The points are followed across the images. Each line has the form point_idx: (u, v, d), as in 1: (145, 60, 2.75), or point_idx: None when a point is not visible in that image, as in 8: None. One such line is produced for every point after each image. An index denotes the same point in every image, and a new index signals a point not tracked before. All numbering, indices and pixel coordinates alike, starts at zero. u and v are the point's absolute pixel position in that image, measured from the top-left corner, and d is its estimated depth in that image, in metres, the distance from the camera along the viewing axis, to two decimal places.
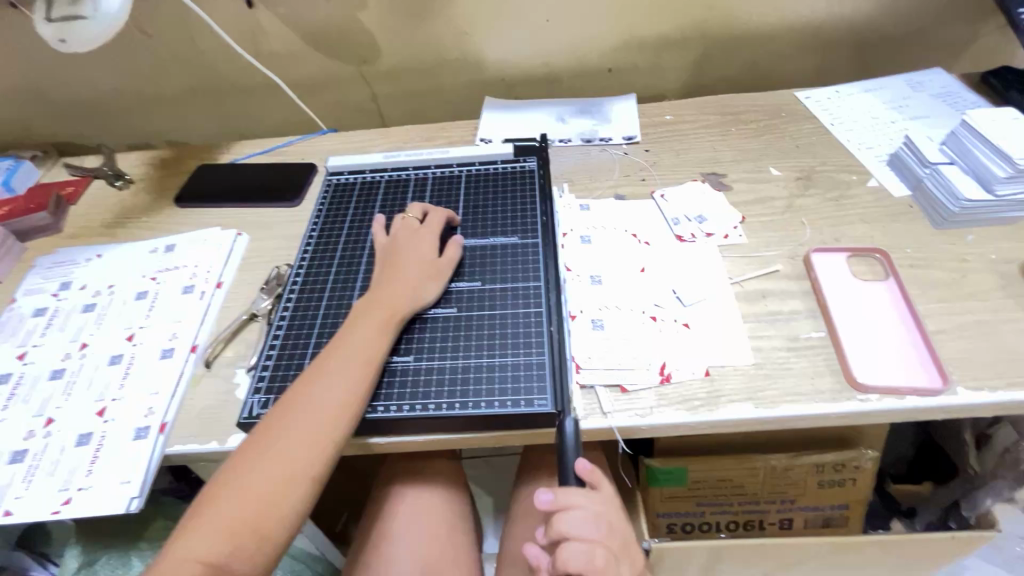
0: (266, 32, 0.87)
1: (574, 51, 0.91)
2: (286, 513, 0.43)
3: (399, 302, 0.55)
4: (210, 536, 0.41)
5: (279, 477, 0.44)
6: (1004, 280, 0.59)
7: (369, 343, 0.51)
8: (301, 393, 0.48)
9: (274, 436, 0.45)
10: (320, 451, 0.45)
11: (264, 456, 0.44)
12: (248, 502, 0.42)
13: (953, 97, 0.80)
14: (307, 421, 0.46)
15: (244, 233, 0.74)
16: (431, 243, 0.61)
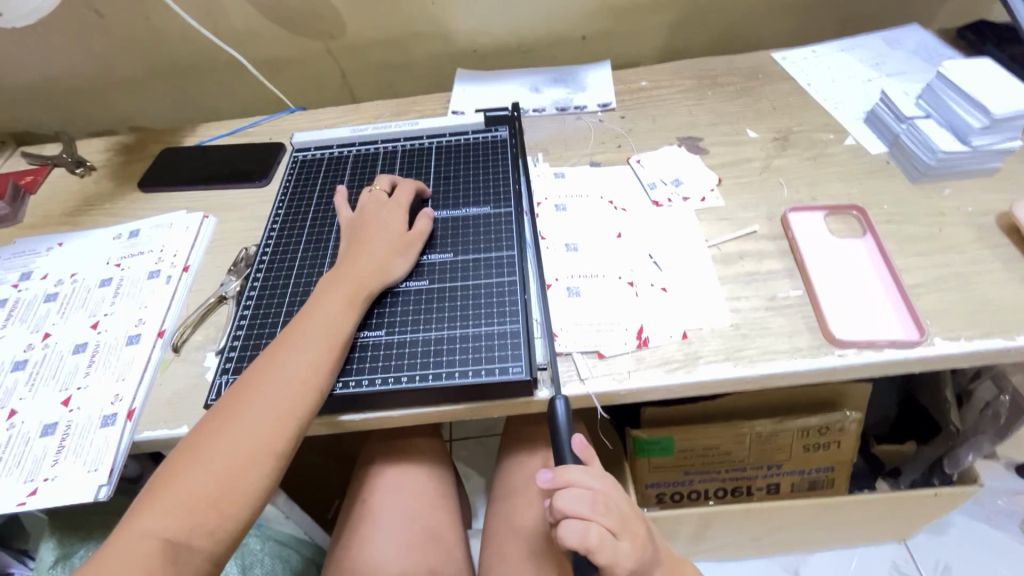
0: (224, 8, 0.84)
1: (546, 18, 0.88)
2: (246, 490, 0.42)
3: (367, 277, 0.54)
4: (166, 514, 0.40)
5: (242, 453, 0.43)
6: (981, 232, 0.58)
7: (336, 319, 0.50)
8: (264, 370, 0.47)
9: (236, 412, 0.45)
10: (285, 428, 0.45)
11: (224, 433, 0.44)
12: (209, 479, 0.42)
13: (929, 53, 0.79)
14: (271, 397, 0.45)
15: (211, 215, 0.71)
16: (400, 216, 0.59)
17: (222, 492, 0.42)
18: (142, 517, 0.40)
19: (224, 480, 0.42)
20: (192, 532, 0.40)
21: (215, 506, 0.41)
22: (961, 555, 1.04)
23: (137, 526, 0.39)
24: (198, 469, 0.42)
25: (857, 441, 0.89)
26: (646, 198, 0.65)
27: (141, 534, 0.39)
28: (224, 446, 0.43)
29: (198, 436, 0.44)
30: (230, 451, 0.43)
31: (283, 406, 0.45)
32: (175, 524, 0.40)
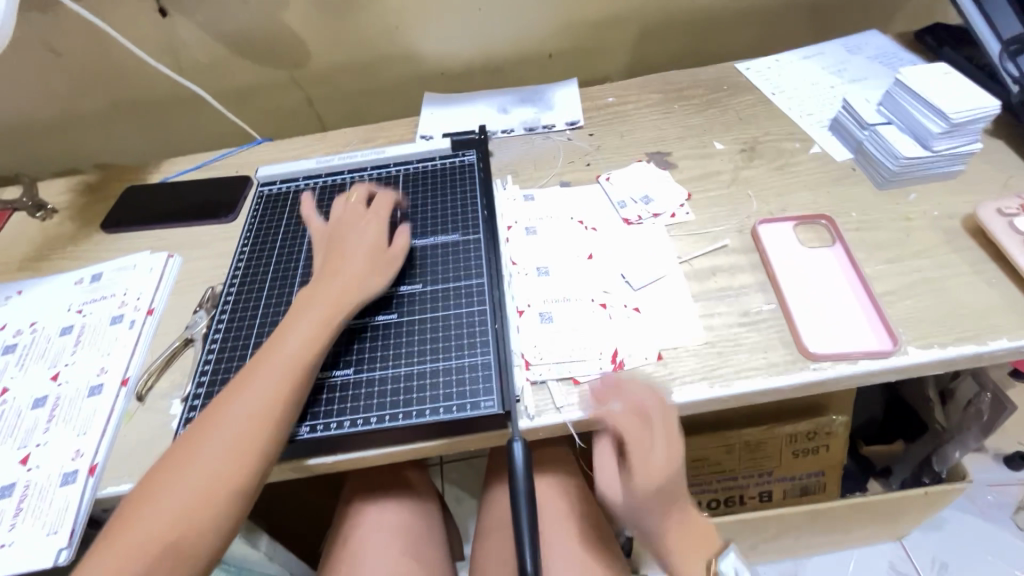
0: (185, 42, 0.83)
1: (511, 38, 0.88)
2: (208, 529, 0.42)
3: (344, 294, 0.52)
4: (121, 561, 0.39)
5: (195, 498, 0.42)
6: (949, 235, 0.59)
7: (306, 345, 0.49)
8: (229, 400, 0.46)
9: (192, 452, 0.44)
10: (240, 468, 0.43)
11: (185, 470, 0.43)
12: (160, 524, 0.41)
13: (889, 58, 0.80)
14: (227, 435, 0.44)
15: (177, 254, 0.70)
16: (382, 229, 0.59)
17: (174, 540, 0.41)
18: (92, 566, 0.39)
19: (177, 526, 0.41)
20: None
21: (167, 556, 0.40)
22: (957, 552, 1.03)
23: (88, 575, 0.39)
24: (148, 514, 0.41)
25: (845, 444, 0.89)
26: (616, 216, 0.65)
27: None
28: (179, 488, 0.42)
29: (152, 479, 0.43)
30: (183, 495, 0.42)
31: (240, 446, 0.44)
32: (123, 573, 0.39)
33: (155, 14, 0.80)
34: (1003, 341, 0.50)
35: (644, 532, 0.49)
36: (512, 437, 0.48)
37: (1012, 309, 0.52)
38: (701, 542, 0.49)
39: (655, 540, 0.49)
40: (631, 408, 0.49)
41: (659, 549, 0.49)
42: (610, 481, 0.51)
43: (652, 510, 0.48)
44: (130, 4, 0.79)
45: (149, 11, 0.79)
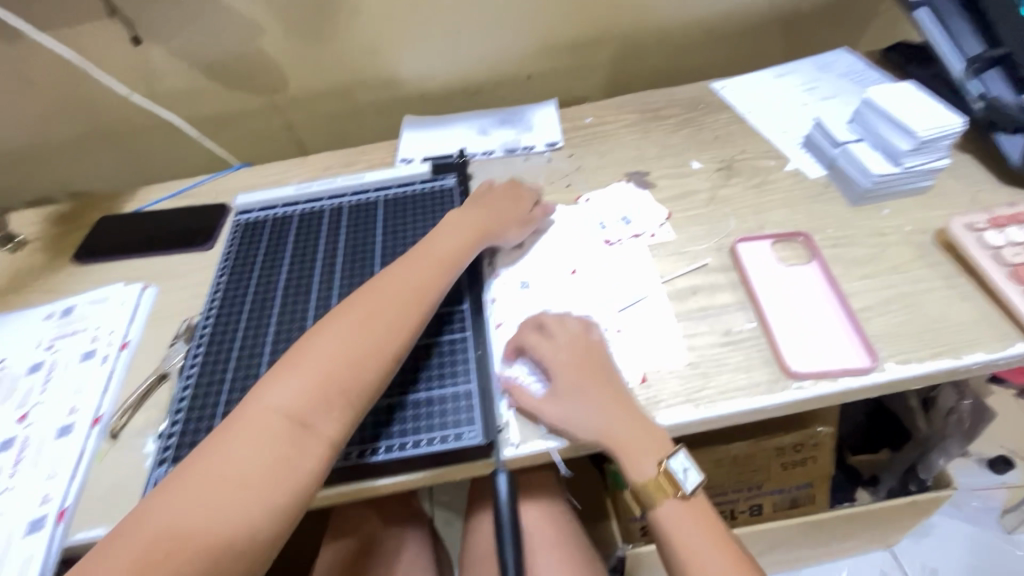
0: (159, 69, 0.82)
1: (489, 61, 0.89)
2: (363, 385, 0.47)
3: (484, 229, 0.61)
4: (292, 394, 0.45)
5: (327, 379, 0.46)
6: (922, 250, 0.60)
7: (452, 258, 0.58)
8: (385, 282, 0.54)
9: (324, 337, 0.48)
10: (369, 361, 0.48)
11: (346, 328, 0.49)
12: (299, 394, 0.45)
13: (859, 75, 0.82)
14: (356, 329, 0.49)
15: (152, 285, 0.68)
16: (523, 207, 0.66)
17: (309, 413, 0.44)
18: (243, 422, 0.43)
19: (313, 399, 0.45)
20: (290, 442, 0.43)
21: (303, 426, 0.44)
22: (946, 557, 1.04)
23: (242, 425, 0.43)
24: (288, 382, 0.45)
25: (832, 455, 0.89)
26: (597, 237, 0.65)
27: (245, 435, 0.43)
28: (312, 366, 0.46)
29: (293, 354, 0.48)
30: (317, 374, 0.46)
31: (368, 342, 0.48)
32: (273, 430, 0.43)
33: (128, 43, 0.78)
34: (979, 355, 0.51)
35: (607, 434, 0.48)
36: (498, 469, 0.48)
37: (987, 322, 0.53)
38: (651, 436, 0.49)
39: (613, 439, 0.48)
40: (565, 323, 0.54)
41: (620, 449, 0.48)
42: (554, 391, 0.50)
43: (604, 407, 0.49)
44: (102, 32, 0.78)
45: (121, 39, 0.78)
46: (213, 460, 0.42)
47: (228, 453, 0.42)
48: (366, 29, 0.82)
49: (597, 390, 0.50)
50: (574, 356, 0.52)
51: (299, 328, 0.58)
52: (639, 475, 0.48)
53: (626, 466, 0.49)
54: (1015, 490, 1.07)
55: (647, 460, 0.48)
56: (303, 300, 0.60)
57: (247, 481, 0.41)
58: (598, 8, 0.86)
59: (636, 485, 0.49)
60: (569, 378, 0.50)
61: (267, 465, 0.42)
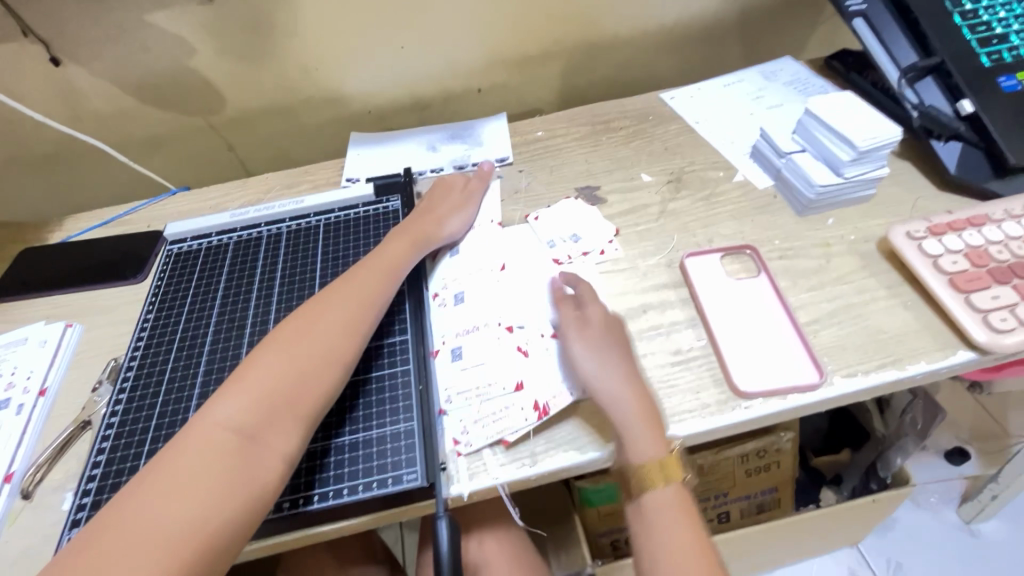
0: (84, 90, 0.78)
1: (437, 75, 0.87)
2: (316, 393, 0.46)
3: (424, 233, 0.62)
4: (244, 404, 0.43)
5: (283, 385, 0.45)
6: (866, 259, 0.60)
7: (400, 259, 0.59)
8: (337, 292, 0.53)
9: (279, 344, 0.47)
10: (327, 364, 0.47)
11: (299, 338, 0.48)
12: (256, 401, 0.43)
13: (803, 84, 0.83)
14: (311, 334, 0.48)
15: (76, 322, 0.64)
16: (462, 180, 0.71)
17: (269, 420, 0.43)
18: (194, 434, 0.41)
19: (273, 404, 0.43)
20: (249, 449, 0.41)
21: (261, 432, 0.42)
22: (910, 551, 1.05)
23: (196, 435, 0.41)
24: (242, 391, 0.44)
25: (795, 459, 0.89)
26: (545, 256, 0.63)
27: (200, 446, 0.40)
28: (268, 371, 0.45)
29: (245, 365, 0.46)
30: (274, 380, 0.45)
31: (325, 347, 0.48)
32: (230, 437, 0.41)
33: (47, 63, 0.74)
34: (921, 365, 0.51)
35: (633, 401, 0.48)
36: (439, 513, 0.46)
37: (929, 331, 0.54)
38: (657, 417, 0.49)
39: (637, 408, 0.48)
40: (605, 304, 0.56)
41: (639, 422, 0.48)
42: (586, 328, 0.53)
43: (625, 363, 0.51)
44: (17, 54, 0.73)
45: (38, 60, 0.73)
46: (168, 472, 0.39)
47: (183, 466, 0.39)
48: (306, 46, 0.79)
49: (620, 339, 0.52)
50: (616, 330, 0.53)
51: (231, 367, 0.54)
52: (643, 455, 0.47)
53: (632, 442, 0.47)
54: None
55: (654, 438, 0.47)
56: (236, 337, 0.57)
57: (206, 492, 0.38)
58: (545, 21, 0.85)
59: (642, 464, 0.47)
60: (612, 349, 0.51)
61: (228, 475, 0.40)
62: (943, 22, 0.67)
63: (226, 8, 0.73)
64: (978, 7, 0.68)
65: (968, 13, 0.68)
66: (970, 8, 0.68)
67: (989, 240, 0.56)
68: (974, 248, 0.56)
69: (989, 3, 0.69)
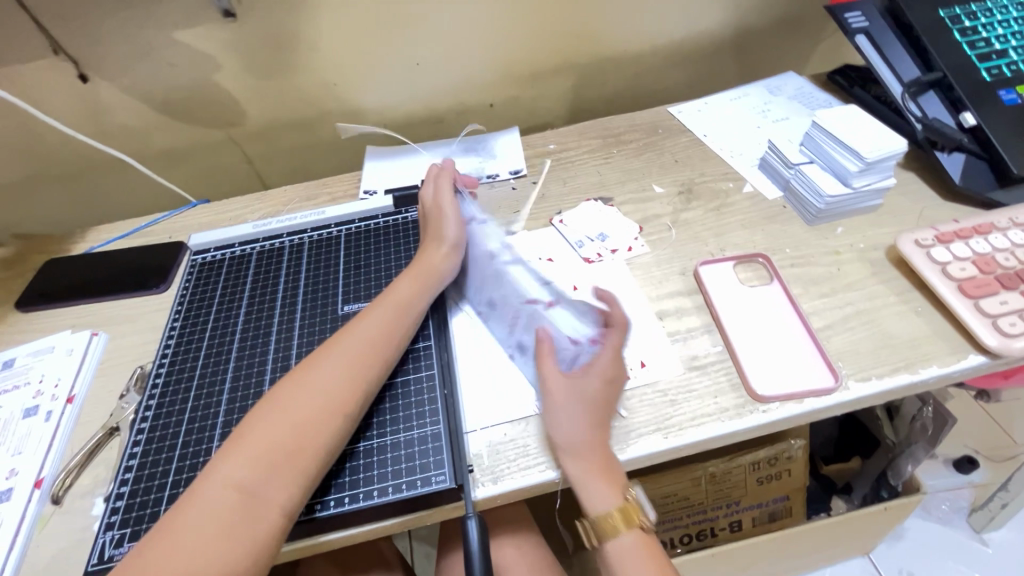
0: (109, 106, 0.80)
1: (450, 91, 0.90)
2: (320, 446, 0.45)
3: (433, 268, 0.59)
4: (245, 464, 0.42)
5: (283, 440, 0.44)
6: (875, 267, 0.62)
7: (412, 296, 0.56)
8: (342, 337, 0.52)
9: (283, 395, 0.47)
10: (331, 415, 0.46)
11: (305, 388, 0.47)
12: (254, 460, 0.43)
13: (808, 98, 0.86)
14: (314, 387, 0.47)
15: (102, 331, 0.65)
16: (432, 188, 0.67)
17: (270, 476, 0.42)
18: (200, 493, 0.41)
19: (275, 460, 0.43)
20: (251, 508, 0.41)
21: (264, 488, 0.42)
22: (922, 561, 1.05)
23: (201, 494, 0.41)
24: (245, 449, 0.43)
25: (806, 466, 0.90)
26: (576, 256, 0.66)
27: (206, 507, 0.40)
28: (272, 428, 0.44)
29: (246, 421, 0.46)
30: (273, 436, 0.44)
31: (327, 399, 0.46)
32: (232, 498, 0.41)
33: (77, 79, 0.76)
34: (933, 368, 0.53)
35: (580, 447, 0.48)
36: (468, 513, 0.46)
37: (940, 336, 0.55)
38: (614, 466, 0.48)
39: (581, 467, 0.47)
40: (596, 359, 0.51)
41: (580, 472, 0.47)
42: (572, 385, 0.50)
43: (593, 423, 0.49)
44: (47, 71, 0.75)
45: (67, 76, 0.76)
46: (177, 531, 0.39)
47: (190, 526, 0.39)
48: (326, 63, 0.82)
49: (601, 397, 0.50)
50: (600, 388, 0.50)
51: (258, 375, 0.56)
52: (595, 506, 0.47)
53: (585, 496, 0.48)
54: (981, 490, 1.10)
55: (607, 487, 0.47)
56: (263, 345, 0.58)
57: (213, 552, 0.38)
58: (556, 38, 0.88)
59: (597, 513, 0.48)
60: (579, 402, 0.49)
61: (233, 534, 0.39)
62: (943, 38, 0.70)
63: (250, 27, 0.76)
64: (977, 24, 0.71)
65: (967, 30, 0.70)
66: (968, 25, 0.71)
67: (996, 247, 0.58)
68: (981, 256, 0.57)
69: (987, 20, 0.71)
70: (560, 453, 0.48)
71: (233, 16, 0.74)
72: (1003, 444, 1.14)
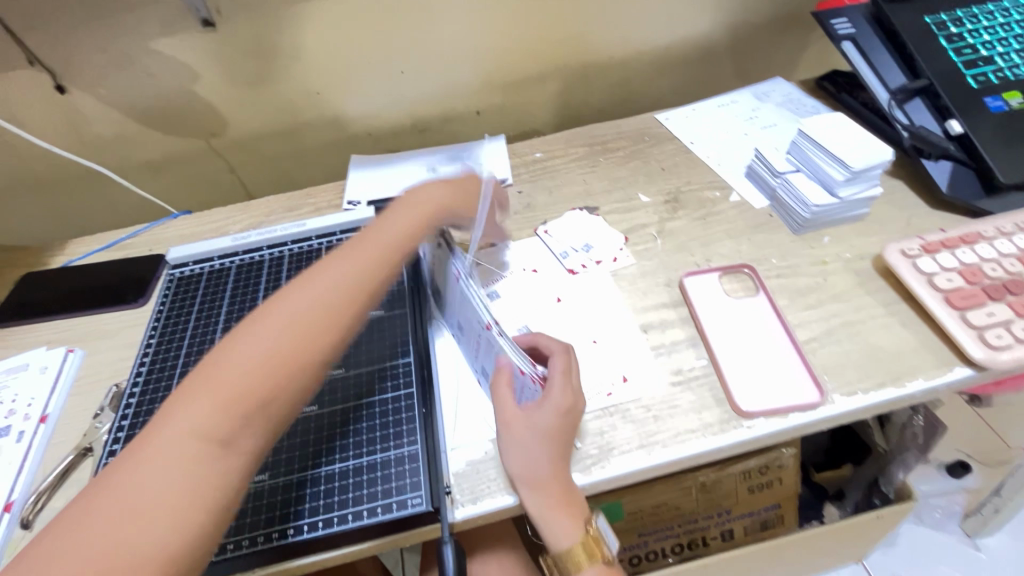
0: (88, 116, 0.79)
1: (436, 98, 0.89)
2: (293, 390, 0.42)
3: (437, 211, 0.57)
4: (207, 407, 0.39)
5: (253, 382, 0.40)
6: (862, 277, 0.61)
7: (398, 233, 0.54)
8: (321, 270, 0.48)
9: (252, 333, 0.42)
10: (309, 353, 0.43)
11: (280, 325, 0.43)
12: (222, 401, 0.39)
13: (795, 104, 0.85)
14: (288, 323, 0.43)
15: (78, 347, 0.64)
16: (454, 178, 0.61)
17: (241, 420, 0.39)
18: (159, 439, 0.37)
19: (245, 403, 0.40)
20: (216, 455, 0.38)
21: (234, 433, 0.39)
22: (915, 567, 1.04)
23: (162, 441, 0.37)
24: (211, 390, 0.39)
25: (797, 475, 0.89)
26: (561, 268, 0.66)
27: (166, 453, 0.37)
28: (239, 366, 0.41)
29: (210, 358, 0.42)
30: (245, 377, 0.40)
31: (303, 338, 0.43)
32: (194, 446, 0.38)
33: (53, 90, 0.75)
34: (920, 382, 0.52)
35: (538, 484, 0.46)
36: (443, 537, 0.45)
37: (926, 348, 0.54)
38: (576, 497, 0.48)
39: (540, 504, 0.46)
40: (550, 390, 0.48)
41: (541, 511, 0.46)
42: (529, 421, 0.48)
43: (552, 458, 0.47)
44: (22, 82, 0.74)
45: (43, 87, 0.75)
46: (133, 479, 0.36)
47: (149, 473, 0.36)
48: (308, 71, 0.81)
49: (559, 428, 0.47)
50: (558, 421, 0.47)
51: None
52: (559, 543, 0.47)
53: (547, 532, 0.47)
54: (974, 495, 1.09)
55: (569, 524, 0.47)
56: None
57: (179, 501, 0.36)
58: (542, 45, 0.87)
59: (561, 551, 0.48)
60: (533, 438, 0.47)
61: (200, 482, 0.37)
62: (929, 45, 0.69)
63: (229, 36, 0.75)
64: (963, 30, 0.70)
65: (953, 36, 0.70)
66: (954, 32, 0.70)
67: (983, 257, 0.57)
68: (968, 266, 0.57)
69: (973, 26, 0.71)
70: (519, 488, 0.47)
71: (212, 26, 0.73)
72: (997, 449, 1.13)
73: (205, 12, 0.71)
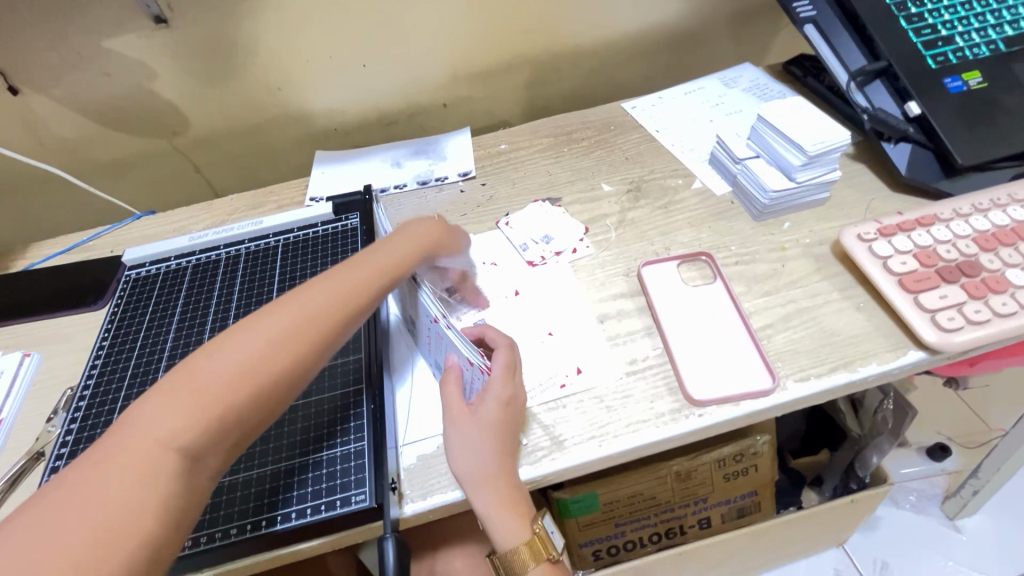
0: (45, 118, 0.78)
1: (401, 92, 0.88)
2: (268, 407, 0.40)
3: (434, 244, 0.55)
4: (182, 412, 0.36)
5: (236, 392, 0.39)
6: (820, 262, 0.61)
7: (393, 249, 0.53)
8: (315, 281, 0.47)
9: (240, 339, 0.41)
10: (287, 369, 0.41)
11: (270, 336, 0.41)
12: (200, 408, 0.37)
13: (762, 89, 0.84)
14: (275, 334, 0.42)
15: (34, 351, 0.64)
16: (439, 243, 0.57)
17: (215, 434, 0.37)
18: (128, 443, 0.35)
19: (220, 420, 0.37)
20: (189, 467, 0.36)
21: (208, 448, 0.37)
22: (895, 549, 1.05)
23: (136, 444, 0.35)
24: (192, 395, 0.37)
25: (773, 462, 0.88)
26: (520, 260, 0.65)
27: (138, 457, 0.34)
28: (222, 371, 0.39)
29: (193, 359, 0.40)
30: (225, 384, 0.38)
31: (287, 354, 0.41)
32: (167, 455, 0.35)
33: (6, 91, 0.74)
34: (872, 366, 0.52)
35: (483, 481, 0.46)
36: (385, 533, 0.45)
37: (880, 332, 0.54)
38: (522, 495, 0.47)
39: (485, 501, 0.46)
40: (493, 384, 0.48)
41: (485, 507, 0.46)
42: (473, 417, 0.48)
43: (495, 454, 0.47)
44: None
45: None
46: (93, 478, 0.33)
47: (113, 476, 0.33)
48: (268, 67, 0.80)
49: (503, 424, 0.48)
50: (501, 415, 0.48)
51: None
52: (506, 541, 0.47)
53: (493, 530, 0.47)
54: (953, 477, 1.10)
55: (514, 521, 0.46)
56: None
57: (135, 510, 0.33)
58: (506, 36, 0.86)
59: (507, 550, 0.47)
60: (478, 435, 0.47)
61: (159, 497, 0.34)
62: (888, 26, 0.68)
63: (183, 33, 0.74)
64: (922, 10, 0.70)
65: (913, 17, 0.69)
66: (914, 12, 0.69)
67: (938, 239, 0.57)
68: (922, 249, 0.56)
69: (933, 6, 0.70)
70: (464, 485, 0.46)
71: (164, 22, 0.72)
72: (975, 431, 1.14)
73: (155, 8, 0.70)
